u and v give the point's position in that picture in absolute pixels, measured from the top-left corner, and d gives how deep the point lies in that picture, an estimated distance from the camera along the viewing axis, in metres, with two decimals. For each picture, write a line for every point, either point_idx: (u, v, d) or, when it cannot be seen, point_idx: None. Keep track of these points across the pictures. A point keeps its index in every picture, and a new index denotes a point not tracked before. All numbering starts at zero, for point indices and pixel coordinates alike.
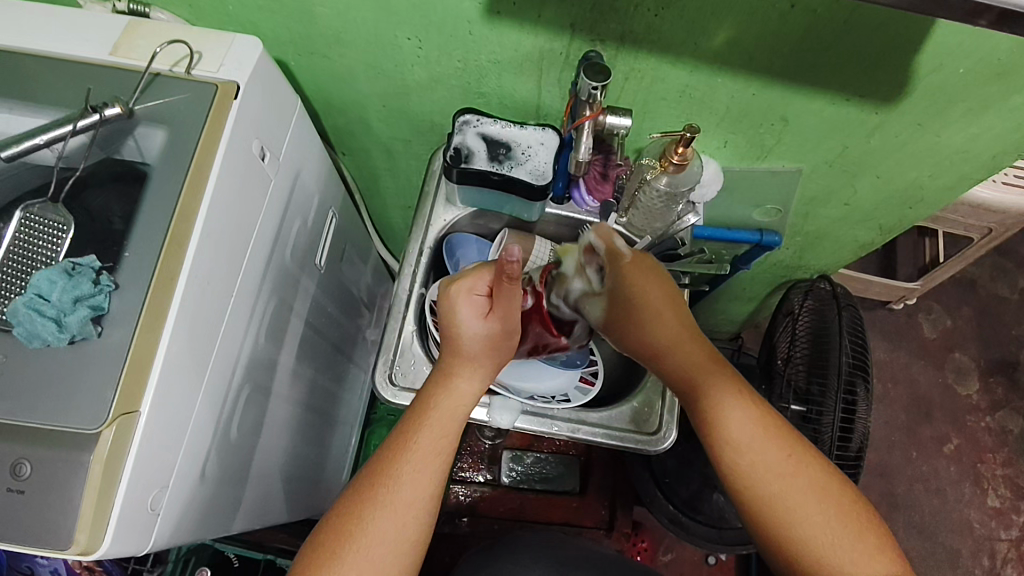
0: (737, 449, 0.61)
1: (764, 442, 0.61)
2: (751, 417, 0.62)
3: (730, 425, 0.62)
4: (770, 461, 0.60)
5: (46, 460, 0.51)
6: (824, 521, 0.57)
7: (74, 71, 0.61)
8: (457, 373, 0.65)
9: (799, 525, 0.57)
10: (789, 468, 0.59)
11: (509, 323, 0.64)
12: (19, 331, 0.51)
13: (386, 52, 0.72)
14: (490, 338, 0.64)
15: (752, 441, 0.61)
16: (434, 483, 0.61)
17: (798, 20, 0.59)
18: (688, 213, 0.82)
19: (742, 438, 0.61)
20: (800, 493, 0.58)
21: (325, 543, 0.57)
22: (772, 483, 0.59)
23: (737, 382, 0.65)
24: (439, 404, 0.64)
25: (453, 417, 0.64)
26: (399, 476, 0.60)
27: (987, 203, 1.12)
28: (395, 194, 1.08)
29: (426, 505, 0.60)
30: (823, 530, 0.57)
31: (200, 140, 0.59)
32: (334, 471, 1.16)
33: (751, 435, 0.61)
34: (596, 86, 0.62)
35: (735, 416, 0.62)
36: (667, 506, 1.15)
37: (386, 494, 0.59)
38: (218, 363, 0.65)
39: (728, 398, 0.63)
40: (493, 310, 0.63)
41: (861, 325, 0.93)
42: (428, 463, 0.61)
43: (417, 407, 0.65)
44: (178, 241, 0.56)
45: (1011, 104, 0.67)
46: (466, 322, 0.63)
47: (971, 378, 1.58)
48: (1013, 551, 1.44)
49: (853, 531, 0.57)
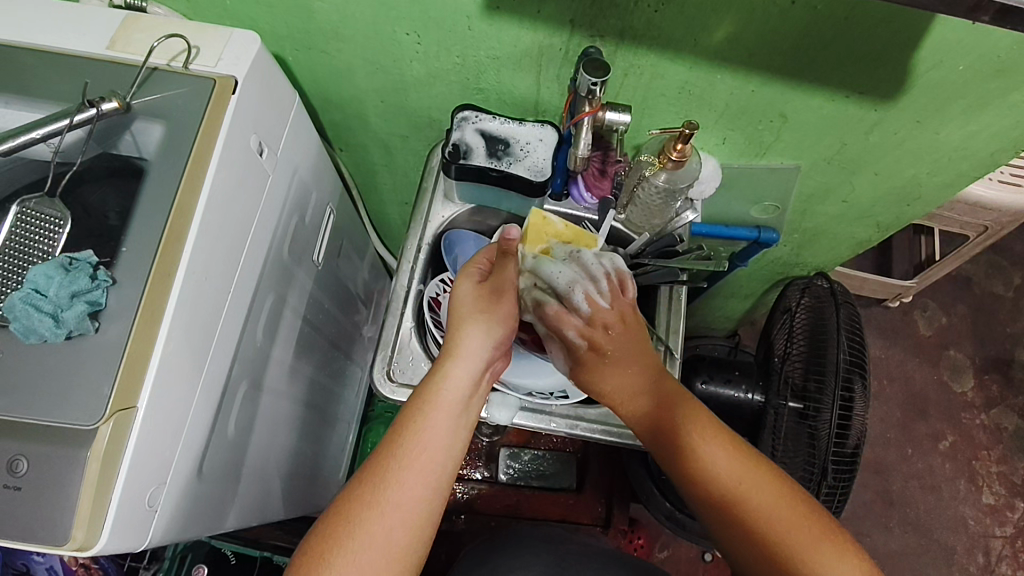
0: (700, 469, 0.62)
1: (720, 453, 0.62)
2: (709, 437, 0.63)
3: (695, 453, 0.62)
4: (730, 472, 0.61)
5: (41, 456, 0.50)
6: (783, 519, 0.59)
7: (70, 64, 0.60)
8: (455, 358, 0.64)
9: (775, 535, 0.58)
10: (745, 477, 0.61)
11: (504, 285, 0.67)
12: (16, 327, 0.50)
13: (386, 46, 0.72)
14: (476, 306, 0.66)
15: (721, 462, 0.61)
16: (426, 486, 0.58)
17: (798, 16, 0.59)
18: (687, 209, 0.84)
19: (700, 455, 0.62)
20: (761, 498, 0.60)
21: (313, 546, 0.55)
22: (735, 485, 0.60)
23: (692, 402, 0.66)
24: (438, 398, 0.62)
25: (447, 410, 0.61)
26: (400, 479, 0.57)
27: (983, 201, 1.12)
28: (393, 190, 1.08)
29: (417, 509, 0.57)
30: (783, 529, 0.58)
31: (197, 133, 0.58)
32: (332, 466, 1.16)
33: (709, 450, 0.62)
34: (596, 82, 0.62)
35: (696, 441, 0.63)
36: (664, 503, 1.17)
37: (389, 495, 0.56)
38: (216, 359, 0.65)
39: (688, 420, 0.64)
40: (489, 278, 0.68)
41: (859, 323, 0.93)
42: (431, 465, 0.59)
43: (412, 403, 0.62)
44: (176, 235, 0.56)
45: (1010, 101, 0.67)
46: (461, 283, 0.68)
47: (966, 375, 1.58)
48: (1007, 548, 1.45)
49: (824, 533, 0.58)
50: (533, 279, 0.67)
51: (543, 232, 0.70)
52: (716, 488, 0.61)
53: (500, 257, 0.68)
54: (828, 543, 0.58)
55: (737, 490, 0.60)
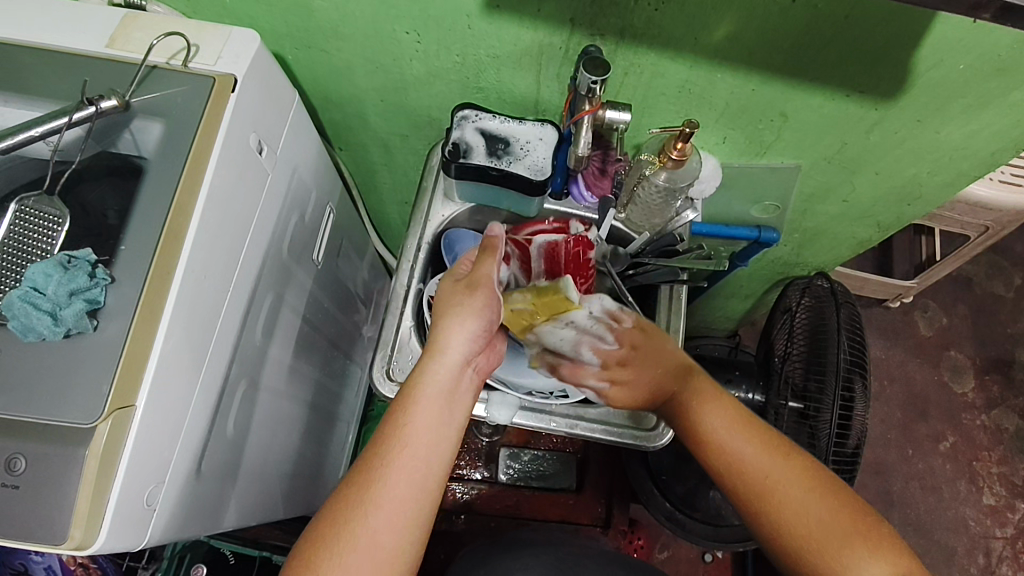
0: (730, 462, 0.62)
1: (749, 446, 0.62)
2: (737, 429, 0.63)
3: (723, 446, 0.62)
4: (758, 464, 0.61)
5: (39, 455, 0.50)
6: (811, 513, 0.58)
7: (69, 63, 0.60)
8: (434, 355, 0.64)
9: (804, 528, 0.58)
10: (774, 471, 0.60)
11: (479, 285, 0.67)
12: (14, 325, 0.50)
13: (385, 45, 0.71)
14: (451, 301, 0.66)
15: (751, 455, 0.61)
16: (413, 486, 0.58)
17: (798, 15, 0.58)
18: (687, 209, 0.83)
19: (730, 448, 0.62)
20: (789, 491, 0.59)
21: (306, 549, 0.55)
22: (765, 478, 0.60)
23: (721, 395, 0.66)
24: (420, 397, 0.61)
25: (432, 408, 0.61)
26: (387, 480, 0.57)
27: (984, 201, 1.12)
28: (393, 189, 1.08)
29: (406, 511, 0.57)
30: (811, 522, 0.58)
31: (196, 132, 0.58)
32: (331, 466, 1.16)
33: (737, 443, 0.62)
34: (596, 80, 0.61)
35: (723, 434, 0.63)
36: (664, 503, 1.16)
37: (376, 496, 0.56)
38: (214, 357, 0.65)
39: (716, 414, 0.64)
40: (467, 276, 0.68)
41: (859, 323, 0.93)
42: (419, 465, 0.59)
43: (398, 402, 0.62)
44: (175, 233, 0.56)
45: (1011, 100, 0.67)
46: (440, 284, 0.68)
47: (966, 376, 1.58)
48: (1008, 549, 1.45)
49: (852, 526, 0.57)
50: (538, 345, 0.76)
51: (524, 314, 0.72)
52: (745, 481, 0.61)
53: (482, 253, 0.68)
54: (856, 537, 0.56)
55: (766, 483, 0.60)
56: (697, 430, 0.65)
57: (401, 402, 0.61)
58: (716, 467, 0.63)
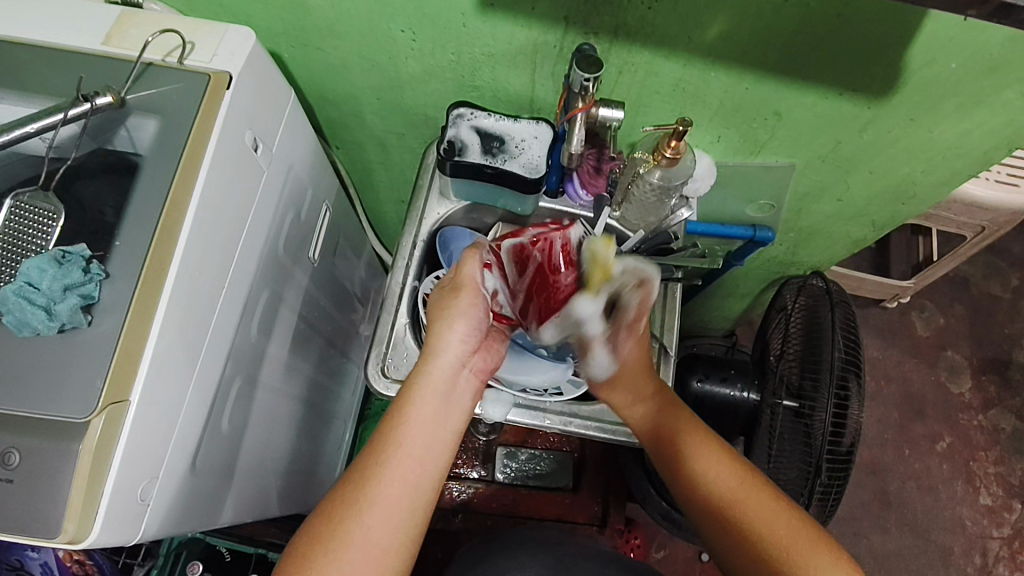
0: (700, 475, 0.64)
1: (721, 464, 0.64)
2: (712, 447, 0.66)
3: (696, 459, 0.65)
4: (727, 481, 0.63)
5: (34, 449, 0.50)
6: (775, 527, 0.60)
7: (64, 59, 0.61)
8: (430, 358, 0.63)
9: (776, 545, 0.59)
10: (744, 489, 0.62)
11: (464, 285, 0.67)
12: (9, 319, 0.50)
13: (381, 43, 0.72)
14: (438, 308, 0.66)
15: (722, 471, 0.64)
16: (409, 487, 0.58)
17: (791, 14, 0.59)
18: (681, 207, 0.82)
19: (702, 462, 0.65)
20: (759, 510, 0.61)
21: (303, 544, 0.55)
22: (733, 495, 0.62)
23: (699, 422, 0.69)
24: (417, 401, 0.61)
25: (430, 412, 0.61)
26: (383, 478, 0.57)
27: (979, 201, 1.12)
28: (390, 188, 1.08)
29: (400, 511, 0.57)
30: (775, 535, 0.59)
31: (191, 129, 0.59)
32: (327, 464, 1.16)
33: (708, 459, 0.65)
34: (590, 78, 0.62)
35: (697, 450, 0.66)
36: (660, 503, 1.16)
37: (371, 493, 0.56)
38: (210, 354, 0.65)
39: (693, 431, 0.67)
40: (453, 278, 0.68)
41: (854, 322, 0.93)
42: (414, 464, 0.59)
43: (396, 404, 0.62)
44: (169, 229, 0.56)
45: (1003, 100, 0.67)
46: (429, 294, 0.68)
47: (963, 376, 1.58)
48: (1005, 549, 1.45)
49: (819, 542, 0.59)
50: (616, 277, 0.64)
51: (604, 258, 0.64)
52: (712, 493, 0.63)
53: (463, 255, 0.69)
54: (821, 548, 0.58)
55: (736, 506, 0.62)
56: (672, 442, 0.67)
57: (399, 405, 0.61)
58: (686, 478, 0.65)
